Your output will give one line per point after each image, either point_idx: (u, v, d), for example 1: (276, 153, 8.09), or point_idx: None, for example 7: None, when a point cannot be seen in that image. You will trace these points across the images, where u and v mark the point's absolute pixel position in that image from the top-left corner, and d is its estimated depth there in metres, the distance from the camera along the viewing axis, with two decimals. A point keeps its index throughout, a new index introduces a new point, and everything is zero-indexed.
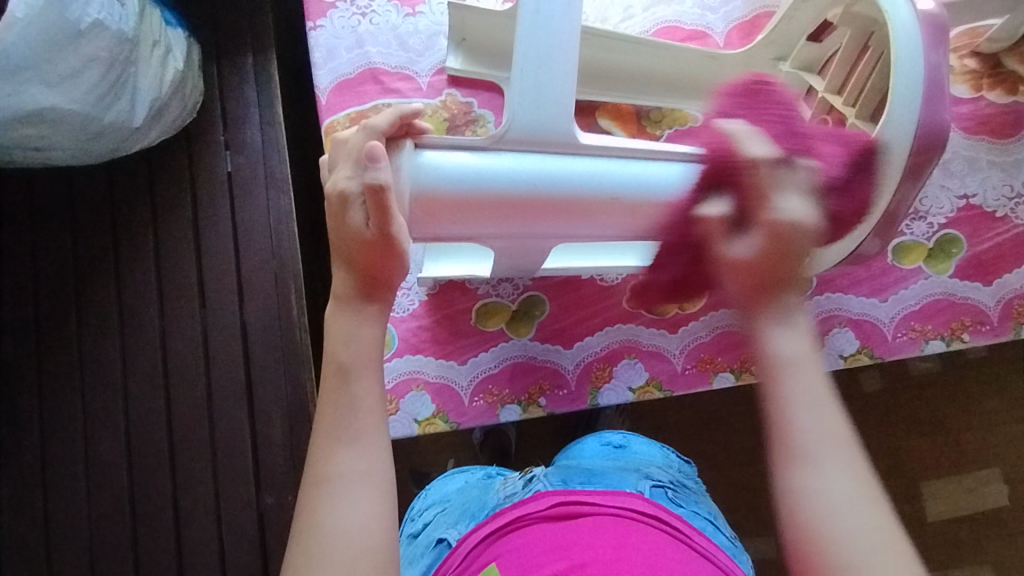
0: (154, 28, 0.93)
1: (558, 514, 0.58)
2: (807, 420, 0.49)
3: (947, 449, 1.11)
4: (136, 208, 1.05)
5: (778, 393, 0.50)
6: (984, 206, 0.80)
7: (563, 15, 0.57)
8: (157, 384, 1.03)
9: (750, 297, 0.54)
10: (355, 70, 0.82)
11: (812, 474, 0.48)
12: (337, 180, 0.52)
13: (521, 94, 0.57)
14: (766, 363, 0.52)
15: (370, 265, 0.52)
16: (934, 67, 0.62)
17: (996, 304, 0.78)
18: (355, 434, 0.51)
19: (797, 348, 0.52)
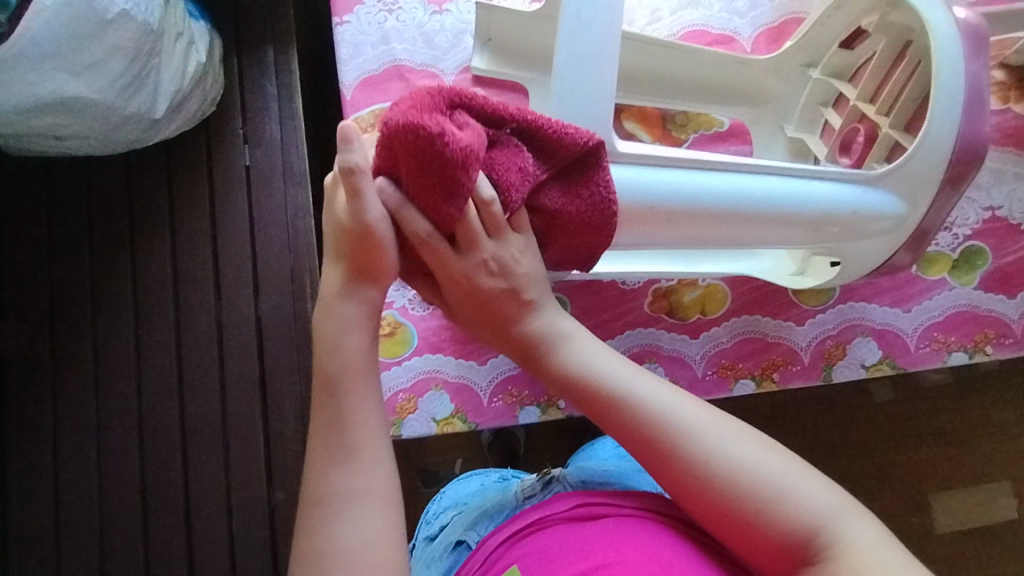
0: (178, 20, 0.92)
1: (577, 515, 0.58)
2: (650, 400, 0.50)
3: (959, 461, 1.10)
4: (153, 199, 1.05)
5: (616, 399, 0.51)
6: (1010, 218, 0.79)
7: (601, 20, 0.59)
8: (170, 376, 1.03)
9: (502, 341, 0.55)
10: (381, 67, 0.82)
11: (644, 414, 0.50)
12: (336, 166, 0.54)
13: (562, 95, 0.58)
14: (570, 390, 0.52)
15: (353, 253, 0.51)
16: (974, 76, 0.62)
17: (1020, 317, 0.78)
18: (348, 450, 0.50)
19: (586, 356, 0.53)
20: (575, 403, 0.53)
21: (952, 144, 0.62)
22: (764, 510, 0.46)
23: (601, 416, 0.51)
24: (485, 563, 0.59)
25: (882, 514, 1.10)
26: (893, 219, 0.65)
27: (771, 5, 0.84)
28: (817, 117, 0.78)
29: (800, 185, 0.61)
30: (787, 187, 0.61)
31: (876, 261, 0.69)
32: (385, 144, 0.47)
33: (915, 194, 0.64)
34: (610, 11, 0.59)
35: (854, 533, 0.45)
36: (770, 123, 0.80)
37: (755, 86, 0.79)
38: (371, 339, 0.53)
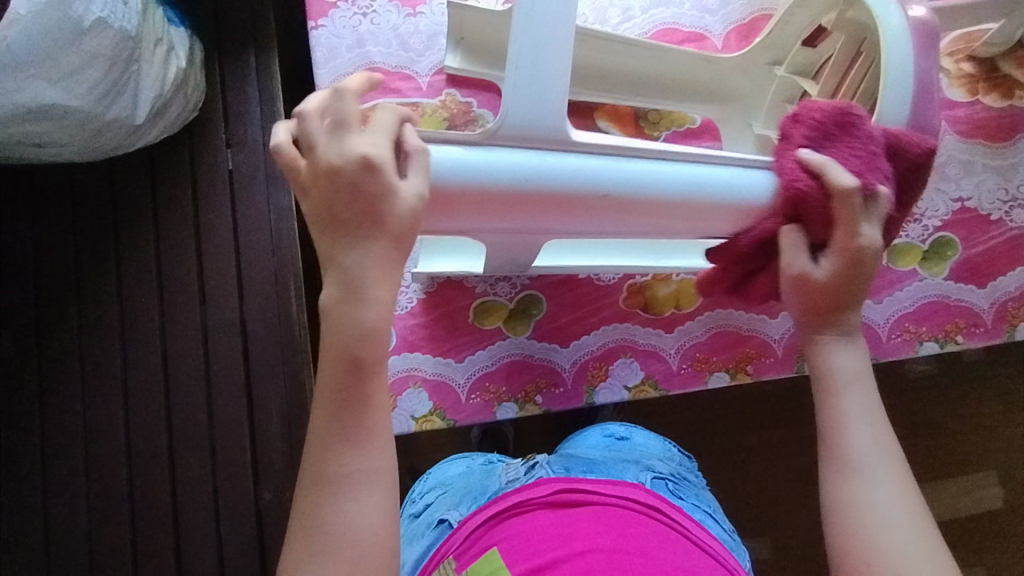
0: (157, 26, 0.93)
1: (559, 501, 0.59)
2: (855, 439, 0.55)
3: (942, 450, 1.11)
4: (137, 204, 1.06)
5: (833, 406, 0.57)
6: (979, 209, 0.80)
7: (555, 7, 0.55)
8: (157, 379, 1.04)
9: (823, 301, 0.59)
10: (356, 69, 0.83)
11: (846, 433, 0.55)
12: (346, 150, 0.45)
13: (513, 88, 0.55)
14: (821, 379, 0.59)
15: (387, 238, 0.47)
16: (923, 71, 0.62)
17: (990, 307, 0.79)
18: (359, 436, 0.49)
19: (851, 366, 0.58)
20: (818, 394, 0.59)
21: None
22: None
23: (823, 406, 0.58)
24: (463, 542, 0.60)
25: None
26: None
27: (741, 2, 0.85)
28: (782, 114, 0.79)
29: (715, 171, 0.60)
30: (641, 169, 0.57)
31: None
32: (804, 121, 0.59)
33: None
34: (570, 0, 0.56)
35: None
36: (739, 120, 0.81)
37: (724, 84, 0.80)
38: None
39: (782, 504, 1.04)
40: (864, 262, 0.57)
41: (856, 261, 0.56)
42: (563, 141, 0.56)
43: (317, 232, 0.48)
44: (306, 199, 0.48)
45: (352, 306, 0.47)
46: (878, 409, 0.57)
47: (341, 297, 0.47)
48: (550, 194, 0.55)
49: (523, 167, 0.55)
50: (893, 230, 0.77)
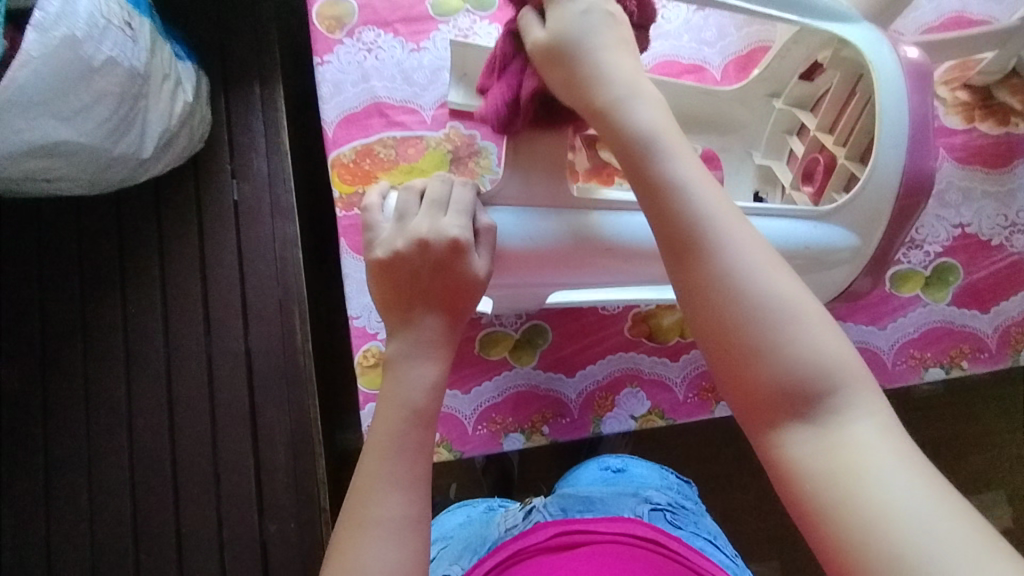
0: (165, 62, 0.95)
1: (558, 544, 0.59)
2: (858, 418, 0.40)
3: (951, 471, 1.11)
4: (143, 236, 1.07)
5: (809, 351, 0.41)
6: (980, 234, 0.81)
7: None
8: (161, 410, 1.04)
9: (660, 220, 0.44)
10: (361, 103, 0.84)
11: (792, 368, 0.40)
12: (441, 226, 0.49)
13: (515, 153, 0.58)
14: (743, 307, 0.41)
15: (453, 309, 0.49)
16: (919, 111, 0.64)
17: (994, 332, 0.78)
18: (406, 481, 0.44)
19: (777, 284, 0.42)
20: (733, 335, 0.42)
21: (897, 180, 0.63)
22: None
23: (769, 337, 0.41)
24: None
25: None
26: (849, 250, 0.65)
27: (739, 34, 0.86)
28: (782, 145, 0.80)
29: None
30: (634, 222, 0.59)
31: (837, 289, 0.70)
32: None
33: (869, 226, 0.65)
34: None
35: None
36: (740, 149, 0.82)
37: (723, 115, 0.81)
38: None
39: (790, 530, 1.02)
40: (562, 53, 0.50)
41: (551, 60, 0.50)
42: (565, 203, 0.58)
43: (386, 296, 0.49)
44: (381, 263, 0.49)
45: (407, 367, 0.47)
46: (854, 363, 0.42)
47: (401, 354, 0.47)
48: (555, 250, 0.57)
49: (524, 229, 0.56)
50: (896, 256, 0.77)
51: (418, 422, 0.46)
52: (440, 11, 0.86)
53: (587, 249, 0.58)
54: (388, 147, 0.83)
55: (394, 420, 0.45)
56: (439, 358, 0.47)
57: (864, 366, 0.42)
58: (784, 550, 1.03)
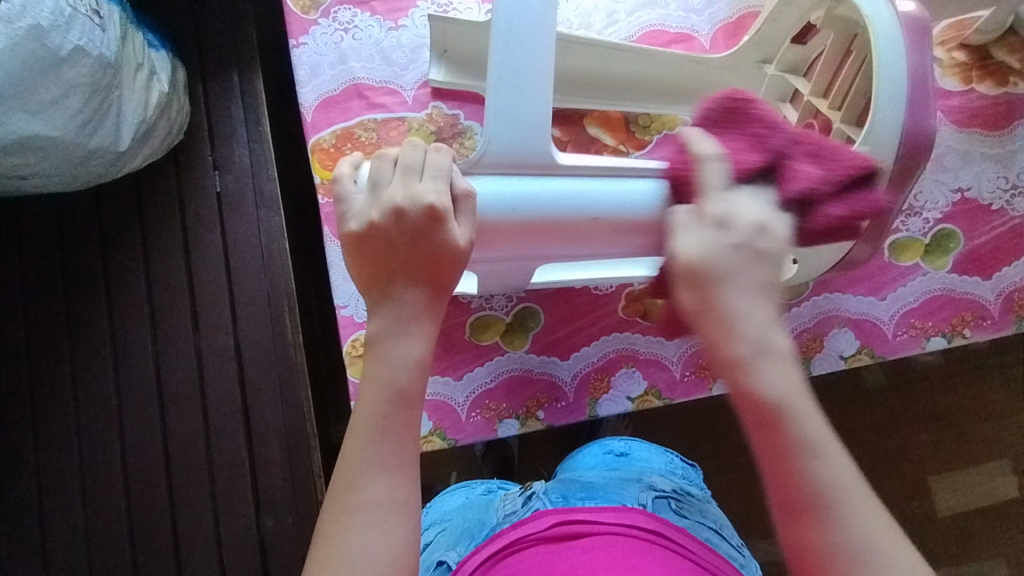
0: (137, 50, 0.92)
1: (558, 535, 0.57)
2: (822, 471, 0.43)
3: (954, 442, 1.09)
4: (125, 232, 1.05)
5: (780, 439, 0.44)
6: (980, 198, 0.78)
7: (535, 35, 0.56)
8: (152, 408, 1.02)
9: (700, 325, 0.47)
10: (340, 86, 0.81)
11: (808, 464, 0.43)
12: (416, 193, 0.45)
13: (496, 116, 0.55)
14: (756, 411, 0.45)
15: (435, 279, 0.46)
16: (917, 66, 0.61)
17: (997, 298, 0.76)
18: (393, 463, 0.43)
19: (785, 384, 0.45)
20: (755, 430, 0.45)
21: (896, 138, 0.60)
22: None
23: (769, 448, 0.44)
24: None
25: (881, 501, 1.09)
26: None
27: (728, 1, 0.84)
28: (775, 113, 0.77)
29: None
30: (618, 186, 0.55)
31: (836, 255, 0.68)
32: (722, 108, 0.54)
33: None
34: (545, 27, 0.56)
35: None
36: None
37: (713, 85, 0.78)
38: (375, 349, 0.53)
39: None
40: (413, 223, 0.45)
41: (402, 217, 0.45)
42: (547, 166, 0.55)
43: (365, 271, 0.47)
44: (356, 237, 0.46)
45: (390, 345, 0.45)
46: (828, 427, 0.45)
47: (383, 330, 0.46)
48: (539, 219, 0.53)
49: (509, 195, 0.53)
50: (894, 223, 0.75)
51: (404, 405, 0.44)
52: None
53: (545, 221, 0.54)
54: (369, 130, 0.80)
55: (377, 400, 0.44)
56: (424, 333, 0.46)
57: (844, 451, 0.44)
58: None
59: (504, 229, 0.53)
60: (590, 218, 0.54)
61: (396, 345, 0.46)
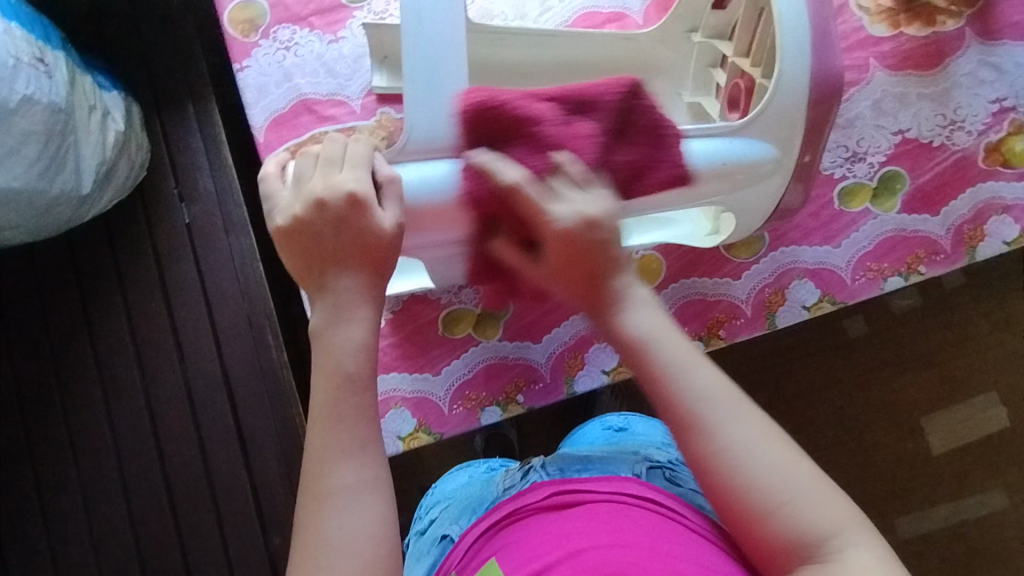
0: (88, 93, 0.93)
1: (554, 504, 0.59)
2: (693, 384, 0.49)
3: (939, 378, 1.12)
4: (101, 273, 1.06)
5: (648, 369, 0.50)
6: (920, 137, 0.79)
7: (442, 28, 0.59)
8: (148, 440, 1.04)
9: (590, 300, 0.53)
10: (288, 103, 0.82)
11: (669, 371, 0.50)
12: (336, 182, 0.48)
13: (414, 102, 0.59)
14: (625, 347, 0.52)
15: (371, 263, 0.49)
16: (818, 20, 0.63)
17: (948, 233, 0.78)
18: (356, 447, 0.47)
19: (649, 322, 0.51)
20: (629, 362, 0.52)
21: (805, 88, 0.63)
22: (785, 509, 0.46)
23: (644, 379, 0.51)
24: (463, 557, 0.60)
25: (871, 444, 1.12)
26: (770, 162, 0.64)
27: None
28: (708, 79, 0.79)
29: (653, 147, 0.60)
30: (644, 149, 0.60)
31: (772, 202, 0.70)
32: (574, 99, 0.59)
33: (785, 136, 0.64)
34: (452, 12, 0.60)
35: (862, 554, 0.45)
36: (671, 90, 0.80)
37: (649, 59, 0.80)
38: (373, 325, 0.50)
39: None
40: (609, 234, 0.52)
41: (593, 227, 0.51)
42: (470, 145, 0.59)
43: (298, 263, 0.50)
44: (285, 231, 0.49)
45: (334, 330, 0.48)
46: (691, 347, 0.52)
47: (326, 323, 0.49)
48: None
49: (431, 178, 0.56)
50: (825, 171, 0.79)
51: (360, 389, 0.48)
52: None
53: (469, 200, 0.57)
54: None
55: (331, 396, 0.48)
56: (364, 318, 0.49)
57: (728, 378, 0.51)
58: None
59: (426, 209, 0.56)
60: None
61: (339, 331, 0.49)
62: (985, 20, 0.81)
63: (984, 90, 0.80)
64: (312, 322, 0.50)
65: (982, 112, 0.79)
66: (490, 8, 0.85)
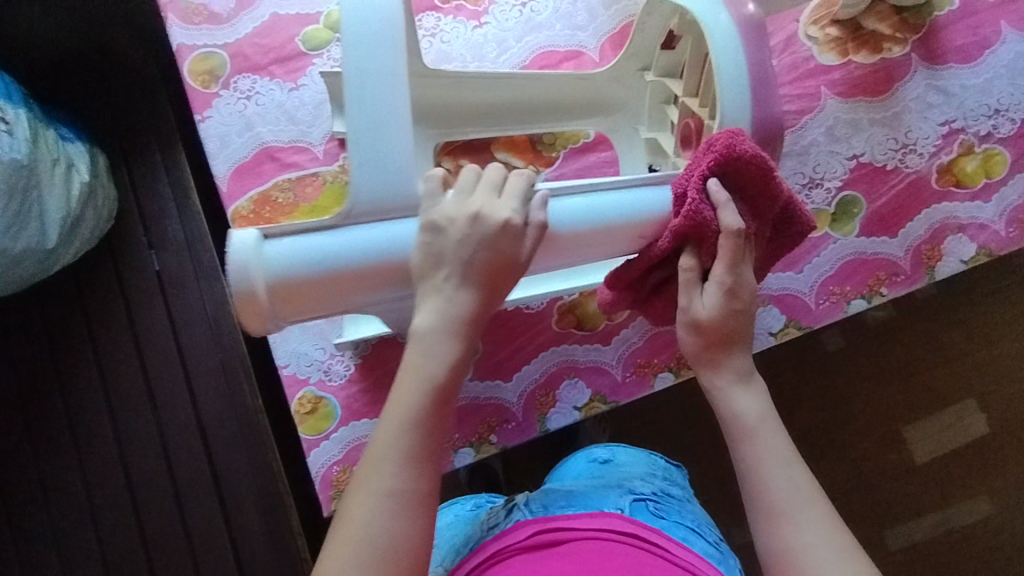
0: (51, 147, 0.93)
1: (536, 543, 0.58)
2: (782, 483, 0.50)
3: (918, 389, 1.12)
4: (70, 324, 1.05)
5: (748, 452, 0.52)
6: (874, 161, 0.81)
7: (385, 90, 0.54)
8: (122, 493, 1.02)
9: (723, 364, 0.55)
10: (250, 152, 0.83)
11: (757, 451, 0.52)
12: (494, 206, 0.50)
13: (361, 164, 0.53)
14: (727, 426, 0.54)
15: (490, 287, 0.49)
16: (757, 65, 0.64)
17: (906, 254, 0.79)
18: (398, 507, 0.44)
19: (756, 407, 0.54)
20: (728, 447, 0.54)
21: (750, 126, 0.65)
22: None
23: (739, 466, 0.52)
24: None
25: (855, 459, 1.12)
26: None
27: (610, 13, 0.87)
28: (663, 115, 0.81)
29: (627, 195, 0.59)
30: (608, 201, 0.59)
31: None
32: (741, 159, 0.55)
33: None
34: (394, 72, 0.54)
35: None
36: (626, 127, 0.83)
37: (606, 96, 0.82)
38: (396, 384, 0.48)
39: None
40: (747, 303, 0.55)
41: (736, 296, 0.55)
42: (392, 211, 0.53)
43: None
44: None
45: (432, 347, 0.47)
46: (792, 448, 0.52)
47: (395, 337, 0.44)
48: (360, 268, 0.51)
49: (384, 240, 0.52)
50: None
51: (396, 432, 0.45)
52: (311, 46, 0.86)
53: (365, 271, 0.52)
54: (285, 190, 0.82)
55: None
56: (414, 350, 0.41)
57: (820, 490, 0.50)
58: None
59: (380, 272, 0.52)
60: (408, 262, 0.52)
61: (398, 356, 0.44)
62: (930, 45, 0.83)
63: (933, 113, 0.82)
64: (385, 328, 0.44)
65: (932, 135, 0.81)
66: (448, 51, 0.86)
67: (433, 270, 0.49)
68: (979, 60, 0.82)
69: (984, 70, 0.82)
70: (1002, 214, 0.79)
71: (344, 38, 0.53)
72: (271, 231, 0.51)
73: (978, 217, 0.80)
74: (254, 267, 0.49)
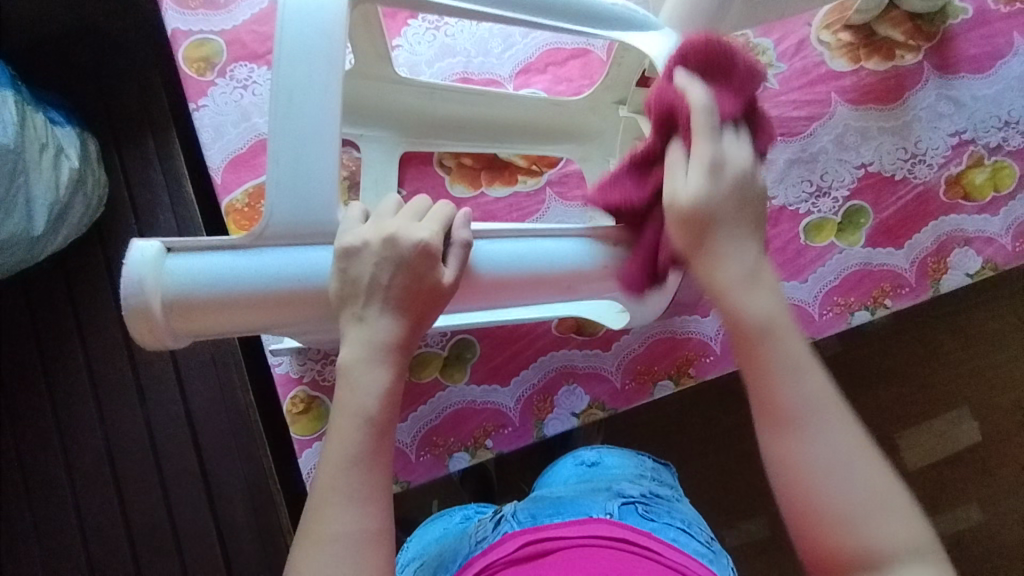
0: (40, 131, 0.90)
1: (524, 556, 0.55)
2: (795, 387, 0.44)
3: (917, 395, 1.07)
4: (59, 314, 1.03)
5: (755, 357, 0.45)
6: (882, 171, 0.80)
7: (317, 111, 0.51)
8: (107, 486, 1.00)
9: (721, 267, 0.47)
10: (246, 143, 0.80)
11: (765, 369, 0.44)
12: (410, 228, 0.49)
13: (278, 186, 0.50)
14: (726, 320, 0.46)
15: (416, 314, 0.48)
16: None
17: (912, 266, 0.78)
18: (364, 494, 0.45)
19: (768, 307, 0.45)
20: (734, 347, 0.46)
21: None
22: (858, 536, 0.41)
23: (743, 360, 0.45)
24: None
25: None
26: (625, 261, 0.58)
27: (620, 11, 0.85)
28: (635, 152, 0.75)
29: (554, 245, 0.56)
30: (535, 248, 0.56)
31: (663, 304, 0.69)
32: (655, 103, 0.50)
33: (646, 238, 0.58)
34: (329, 92, 0.51)
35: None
36: (600, 158, 0.79)
37: None
38: (393, 406, 0.47)
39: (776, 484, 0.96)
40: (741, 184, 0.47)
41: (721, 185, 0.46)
42: (304, 237, 0.51)
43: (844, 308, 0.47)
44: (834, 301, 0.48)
45: (360, 372, 0.47)
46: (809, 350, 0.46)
47: (359, 362, 0.47)
48: (258, 293, 0.49)
49: (291, 268, 0.50)
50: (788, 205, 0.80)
51: (377, 442, 0.46)
52: None
53: (260, 299, 0.50)
54: None
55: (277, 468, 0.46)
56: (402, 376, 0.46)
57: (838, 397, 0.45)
58: (766, 504, 0.96)
59: (289, 300, 0.50)
60: (304, 292, 0.50)
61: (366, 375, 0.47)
62: (943, 53, 0.82)
63: (943, 124, 0.80)
64: (340, 359, 0.48)
65: (942, 145, 0.80)
66: (452, 45, 0.84)
67: (354, 297, 0.48)
68: (991, 71, 0.81)
69: (996, 81, 0.81)
70: (1009, 228, 0.78)
71: (280, 50, 0.51)
72: (176, 245, 0.49)
73: (985, 230, 0.78)
74: (151, 282, 0.48)
